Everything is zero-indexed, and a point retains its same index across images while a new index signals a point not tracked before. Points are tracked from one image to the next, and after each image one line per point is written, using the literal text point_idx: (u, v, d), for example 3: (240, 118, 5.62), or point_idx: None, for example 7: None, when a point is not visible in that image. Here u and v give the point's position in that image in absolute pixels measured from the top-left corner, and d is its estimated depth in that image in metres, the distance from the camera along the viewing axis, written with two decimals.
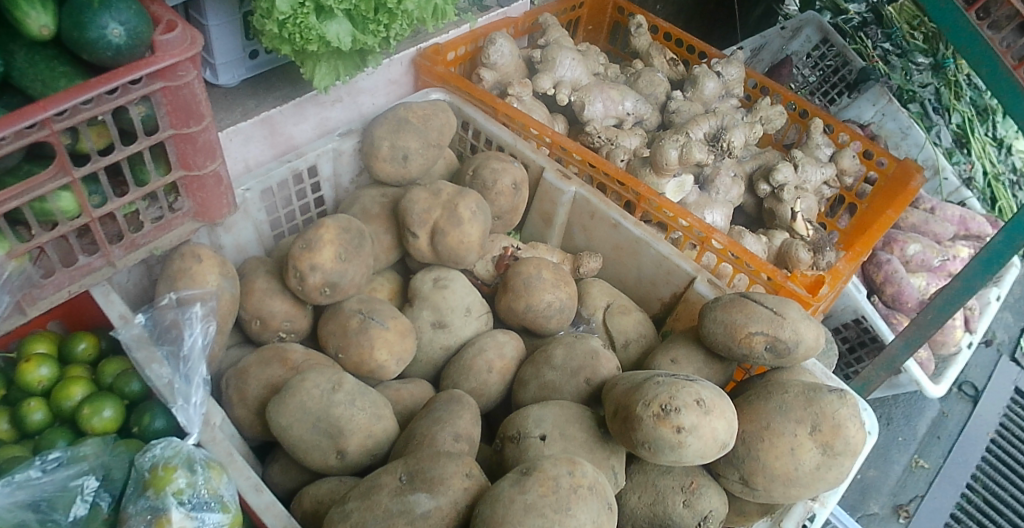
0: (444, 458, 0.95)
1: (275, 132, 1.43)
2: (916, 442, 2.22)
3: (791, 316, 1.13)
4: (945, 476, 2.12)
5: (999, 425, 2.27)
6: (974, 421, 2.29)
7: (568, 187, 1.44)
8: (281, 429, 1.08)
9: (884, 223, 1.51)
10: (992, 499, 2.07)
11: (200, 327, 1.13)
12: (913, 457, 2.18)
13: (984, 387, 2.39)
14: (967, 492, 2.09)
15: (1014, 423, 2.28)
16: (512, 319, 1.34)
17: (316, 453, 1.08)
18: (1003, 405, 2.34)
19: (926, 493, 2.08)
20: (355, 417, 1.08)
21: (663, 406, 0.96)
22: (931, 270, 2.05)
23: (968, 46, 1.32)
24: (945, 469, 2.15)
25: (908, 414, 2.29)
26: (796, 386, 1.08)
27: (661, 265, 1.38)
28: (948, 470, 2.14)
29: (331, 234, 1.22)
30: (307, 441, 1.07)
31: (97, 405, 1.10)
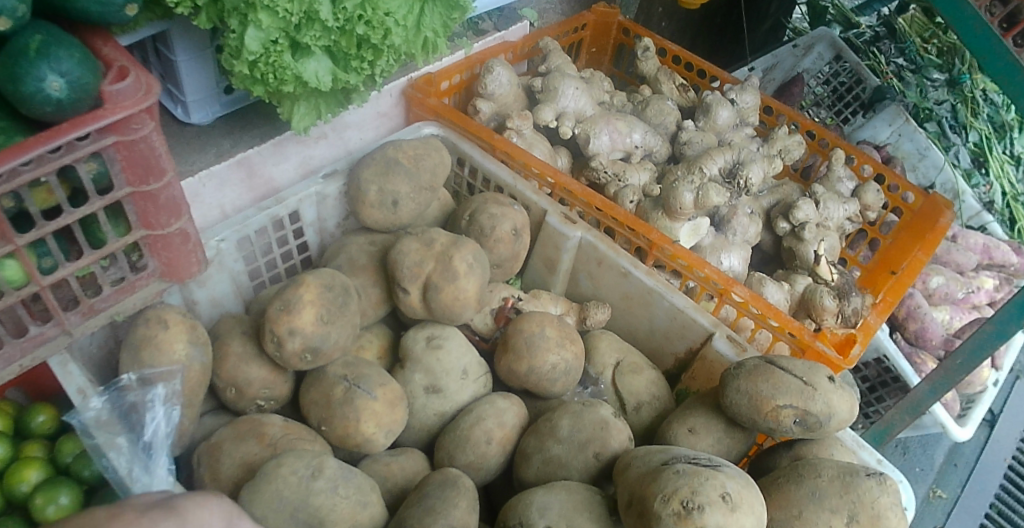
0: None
1: (253, 174, 1.32)
2: (934, 472, 2.09)
3: (822, 386, 1.01)
4: (963, 506, 2.00)
5: (1016, 450, 2.16)
6: (992, 446, 2.16)
7: (573, 231, 1.33)
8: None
9: (916, 268, 1.38)
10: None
11: (163, 410, 1.01)
12: (930, 487, 2.05)
13: (999, 412, 2.25)
14: (985, 522, 1.97)
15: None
16: (512, 380, 1.23)
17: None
18: (1020, 432, 2.21)
19: (944, 524, 1.96)
20: (336, 506, 0.96)
21: (684, 502, 0.84)
22: (955, 302, 1.92)
23: (1007, 77, 1.18)
24: (964, 499, 2.02)
25: (924, 443, 2.16)
26: (830, 468, 0.95)
27: (675, 318, 1.27)
28: (967, 500, 2.02)
29: (312, 294, 1.11)
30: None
31: (49, 494, 0.98)
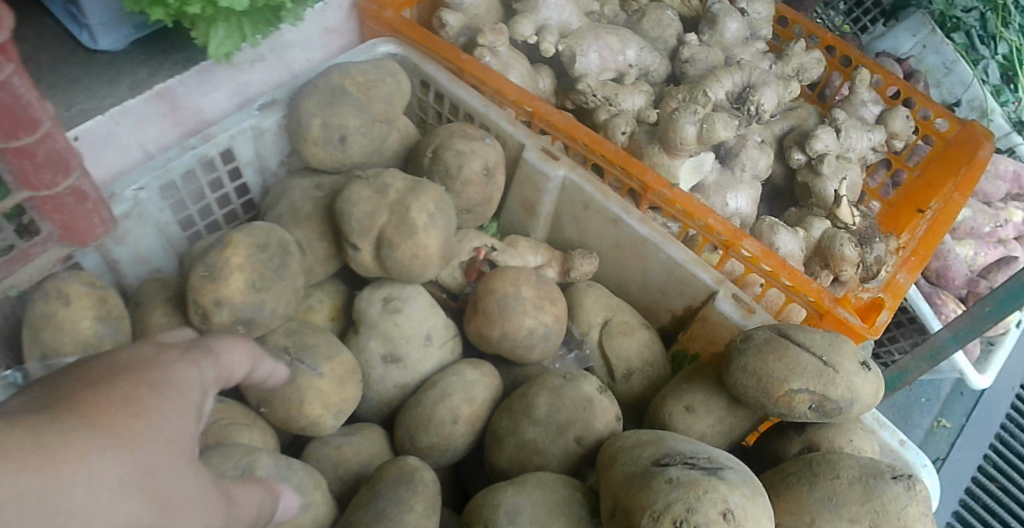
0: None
1: (177, 108, 1.12)
2: (939, 401, 1.75)
3: (845, 368, 0.86)
4: (968, 437, 1.67)
5: None
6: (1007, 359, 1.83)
7: (556, 169, 1.15)
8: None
9: (952, 211, 1.24)
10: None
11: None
12: (935, 416, 1.73)
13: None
14: (990, 452, 1.65)
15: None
16: (483, 345, 1.06)
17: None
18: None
19: (947, 455, 1.65)
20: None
21: (676, 524, 0.70)
22: (980, 237, 1.76)
23: None
24: (969, 430, 1.69)
25: None
26: (850, 468, 0.80)
27: (672, 273, 1.10)
28: (972, 431, 1.69)
29: (240, 257, 0.93)
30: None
31: None
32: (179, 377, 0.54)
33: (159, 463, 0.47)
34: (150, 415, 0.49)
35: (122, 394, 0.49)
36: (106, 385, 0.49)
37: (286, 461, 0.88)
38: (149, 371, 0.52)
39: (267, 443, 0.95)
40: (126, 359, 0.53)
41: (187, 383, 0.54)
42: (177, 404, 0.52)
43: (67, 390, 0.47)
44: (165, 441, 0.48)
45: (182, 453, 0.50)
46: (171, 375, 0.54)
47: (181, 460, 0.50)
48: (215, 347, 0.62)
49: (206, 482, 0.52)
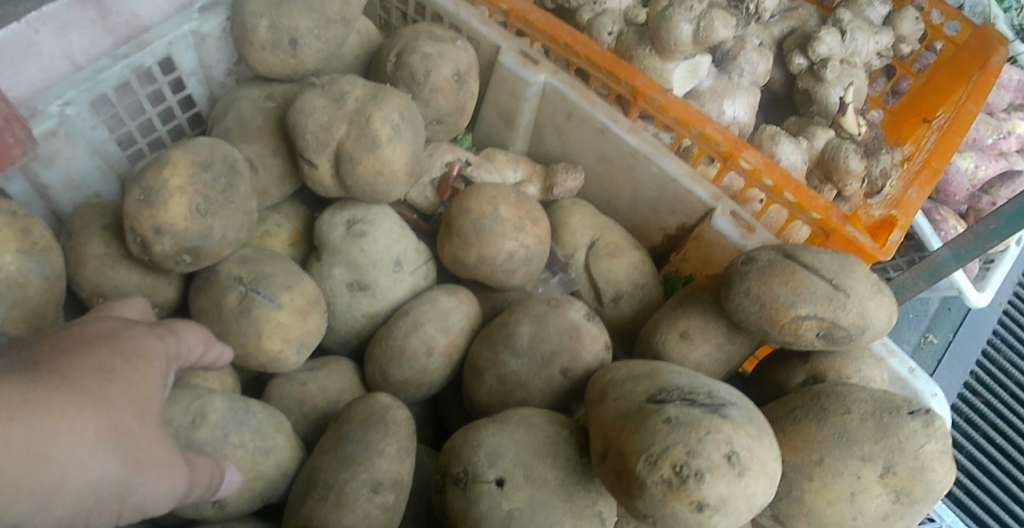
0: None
1: (107, 11, 0.96)
2: (927, 316, 1.67)
3: (856, 292, 0.79)
4: (955, 353, 1.61)
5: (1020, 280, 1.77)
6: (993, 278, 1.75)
7: (535, 75, 1.03)
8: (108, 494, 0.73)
9: (965, 121, 1.15)
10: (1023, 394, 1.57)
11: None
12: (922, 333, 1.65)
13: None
14: (976, 369, 1.60)
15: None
16: (460, 270, 0.97)
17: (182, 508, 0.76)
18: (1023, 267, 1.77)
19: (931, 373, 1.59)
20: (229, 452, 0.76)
21: (676, 468, 0.63)
22: (980, 149, 1.68)
23: None
24: (957, 346, 1.63)
25: None
26: (863, 402, 0.75)
27: (665, 189, 1.01)
28: (959, 346, 1.63)
29: (179, 178, 0.82)
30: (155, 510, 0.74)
31: None
32: (144, 351, 0.58)
33: (124, 425, 0.52)
34: (119, 383, 0.53)
35: (94, 363, 0.53)
36: (77, 353, 0.53)
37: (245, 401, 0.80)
38: (119, 342, 0.56)
39: (225, 383, 0.87)
40: (95, 329, 0.57)
41: (155, 355, 0.59)
42: (143, 373, 0.56)
43: (44, 354, 0.52)
44: (134, 405, 0.53)
45: (146, 418, 0.54)
46: (140, 348, 0.58)
47: (152, 424, 0.54)
48: (177, 325, 0.66)
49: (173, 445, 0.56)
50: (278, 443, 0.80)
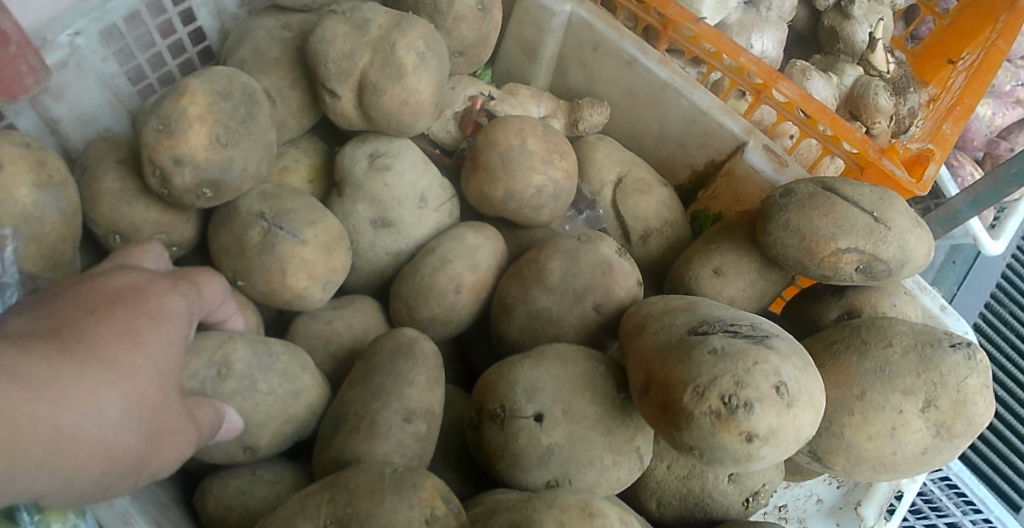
0: (388, 491, 0.60)
1: None
2: (931, 270, 1.65)
3: (898, 224, 0.77)
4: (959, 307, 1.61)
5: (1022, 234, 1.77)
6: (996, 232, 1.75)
7: (561, 4, 1.01)
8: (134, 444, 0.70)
9: (995, 59, 1.11)
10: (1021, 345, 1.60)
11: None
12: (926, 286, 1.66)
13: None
14: (978, 322, 1.62)
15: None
16: (485, 206, 0.94)
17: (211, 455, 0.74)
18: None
19: None
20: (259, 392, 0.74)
21: (724, 399, 0.62)
22: (998, 96, 1.65)
23: None
24: (960, 300, 1.62)
25: None
26: (904, 335, 0.73)
27: (694, 123, 0.99)
28: (964, 300, 1.62)
29: (199, 107, 0.79)
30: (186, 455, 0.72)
31: None
32: (169, 310, 0.56)
33: (144, 398, 0.50)
34: (142, 356, 0.51)
35: (116, 327, 0.51)
36: (99, 317, 0.50)
37: (269, 341, 0.78)
38: (144, 301, 0.54)
39: (249, 321, 0.85)
40: (119, 285, 0.54)
41: (179, 313, 0.57)
42: (170, 338, 0.54)
43: (62, 316, 0.49)
44: (156, 375, 0.51)
45: (167, 388, 0.52)
46: (165, 307, 0.55)
47: (171, 393, 0.53)
48: (194, 278, 0.63)
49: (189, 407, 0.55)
50: (307, 384, 0.79)
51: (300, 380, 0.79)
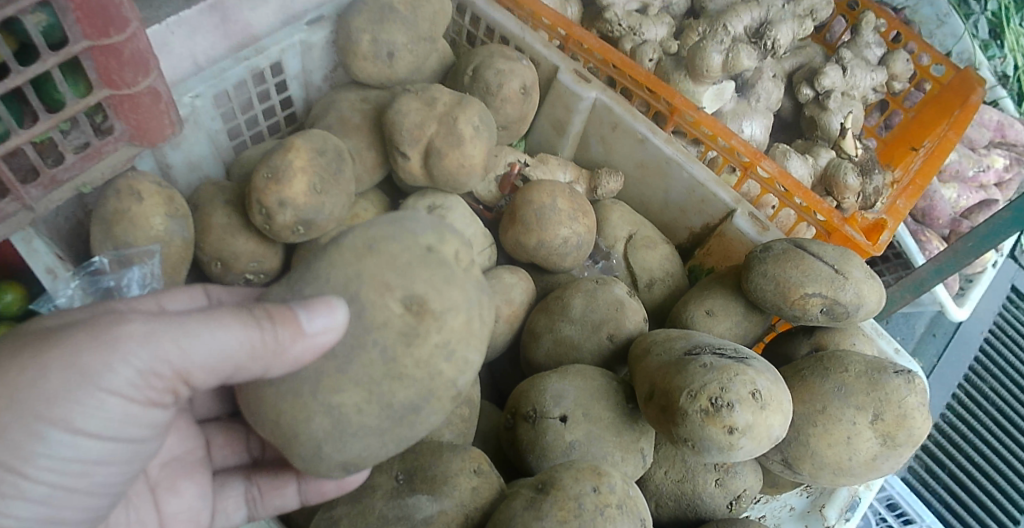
0: (446, 449, 0.81)
1: (228, 19, 1.15)
2: (913, 340, 1.91)
3: (854, 276, 0.96)
4: (938, 377, 1.83)
5: (999, 317, 1.96)
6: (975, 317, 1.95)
7: (587, 91, 1.22)
8: (354, 460, 0.70)
9: (946, 147, 1.34)
10: (1000, 419, 1.77)
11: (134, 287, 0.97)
12: None
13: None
14: (957, 392, 1.81)
15: (1009, 324, 1.95)
16: (519, 252, 1.14)
17: (420, 378, 0.67)
18: (996, 304, 1.98)
19: None
20: (334, 264, 0.67)
21: (712, 400, 0.80)
22: (963, 182, 1.85)
23: None
24: (940, 370, 1.85)
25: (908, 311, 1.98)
26: (857, 363, 0.92)
27: (693, 192, 1.19)
28: (942, 371, 1.85)
29: (302, 159, 1.00)
30: (393, 417, 0.68)
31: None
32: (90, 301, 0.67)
33: (87, 360, 0.59)
34: (66, 329, 0.59)
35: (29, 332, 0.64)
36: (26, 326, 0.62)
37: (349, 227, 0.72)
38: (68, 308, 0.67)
39: None
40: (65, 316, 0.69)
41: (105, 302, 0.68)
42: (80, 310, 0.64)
43: None
44: (49, 324, 0.61)
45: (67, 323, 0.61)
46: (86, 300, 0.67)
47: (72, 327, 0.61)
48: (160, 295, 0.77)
49: (189, 324, 0.61)
50: (406, 229, 0.70)
51: (386, 232, 0.70)
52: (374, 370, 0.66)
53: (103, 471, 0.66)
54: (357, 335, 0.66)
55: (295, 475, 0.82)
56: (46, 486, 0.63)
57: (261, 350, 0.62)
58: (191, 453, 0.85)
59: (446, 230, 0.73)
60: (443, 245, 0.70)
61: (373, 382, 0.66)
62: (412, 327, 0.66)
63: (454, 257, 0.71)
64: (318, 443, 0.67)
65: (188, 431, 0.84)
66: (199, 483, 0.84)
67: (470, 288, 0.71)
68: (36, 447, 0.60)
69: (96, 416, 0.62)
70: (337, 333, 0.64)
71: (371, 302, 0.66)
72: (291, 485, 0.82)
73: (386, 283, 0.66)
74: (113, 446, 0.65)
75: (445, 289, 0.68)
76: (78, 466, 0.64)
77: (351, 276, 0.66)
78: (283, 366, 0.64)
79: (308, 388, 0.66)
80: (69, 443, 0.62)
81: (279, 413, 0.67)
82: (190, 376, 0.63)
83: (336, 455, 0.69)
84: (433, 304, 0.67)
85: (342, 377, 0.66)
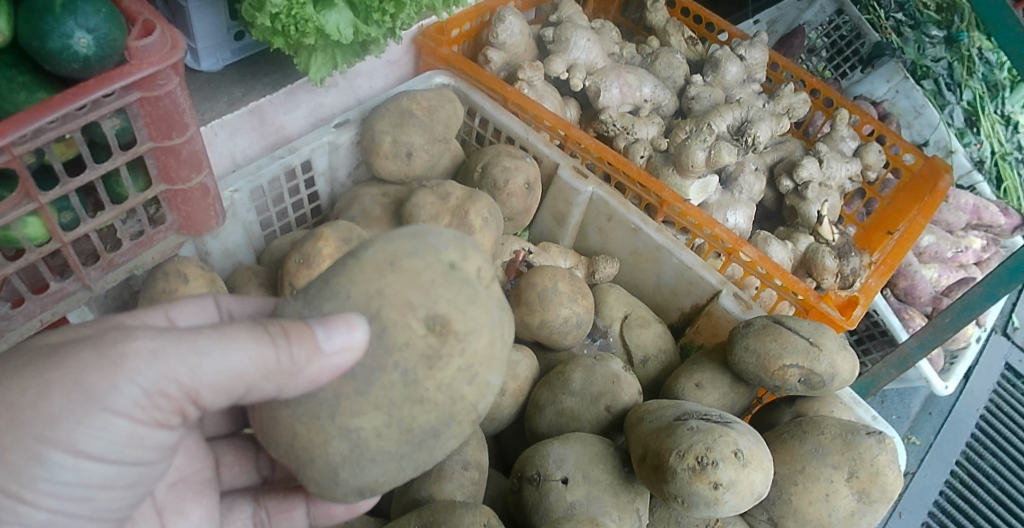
0: (459, 506, 0.89)
1: (265, 122, 1.35)
2: (910, 419, 1.95)
3: (828, 347, 1.06)
4: (936, 453, 1.87)
5: (993, 392, 2.02)
6: (969, 394, 2.00)
7: (585, 186, 1.35)
8: (370, 484, 0.77)
9: (916, 231, 1.46)
10: (1002, 497, 1.81)
11: None
12: (904, 433, 1.92)
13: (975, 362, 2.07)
14: (956, 469, 1.85)
15: (1005, 401, 2.00)
16: (523, 331, 1.24)
17: (442, 401, 0.74)
18: (992, 383, 2.04)
19: (917, 469, 1.84)
20: (354, 280, 0.72)
21: (699, 458, 0.88)
22: (943, 261, 1.97)
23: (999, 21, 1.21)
24: (939, 446, 1.89)
25: (902, 390, 2.02)
26: (832, 426, 1.00)
27: (682, 275, 1.31)
28: (941, 447, 1.89)
29: (331, 247, 1.11)
30: (411, 443, 0.75)
31: None
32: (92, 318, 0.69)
33: (91, 381, 0.61)
34: (72, 349, 0.62)
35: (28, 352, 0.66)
36: (30, 346, 0.64)
37: (368, 240, 0.76)
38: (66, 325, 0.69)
39: None
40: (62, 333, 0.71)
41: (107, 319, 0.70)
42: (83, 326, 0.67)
43: None
44: (53, 345, 0.63)
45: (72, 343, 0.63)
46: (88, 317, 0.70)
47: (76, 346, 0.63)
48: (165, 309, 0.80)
49: (200, 342, 0.64)
50: (428, 244, 0.75)
51: (408, 245, 0.74)
52: (395, 393, 0.73)
53: (106, 496, 0.70)
54: (379, 358, 0.72)
55: (303, 498, 0.91)
56: (46, 512, 0.66)
57: (274, 366, 0.66)
58: (198, 474, 0.90)
59: (468, 246, 0.78)
60: (465, 262, 0.76)
61: (392, 406, 0.73)
62: (435, 348, 0.72)
63: (476, 274, 0.77)
64: (335, 468, 0.74)
65: (197, 451, 0.90)
66: (205, 504, 0.89)
67: (493, 306, 0.77)
68: (36, 470, 0.63)
69: (100, 438, 0.65)
70: (354, 352, 0.69)
71: (393, 322, 0.71)
72: (298, 508, 0.91)
73: (408, 302, 0.71)
74: (115, 469, 0.69)
75: (469, 309, 0.74)
76: (81, 490, 0.67)
77: (372, 293, 0.71)
78: (297, 384, 0.69)
79: (324, 412, 0.73)
80: (70, 466, 0.65)
81: (295, 434, 0.74)
82: (199, 395, 0.66)
83: (352, 479, 0.76)
84: (455, 324, 0.73)
85: (361, 400, 0.72)
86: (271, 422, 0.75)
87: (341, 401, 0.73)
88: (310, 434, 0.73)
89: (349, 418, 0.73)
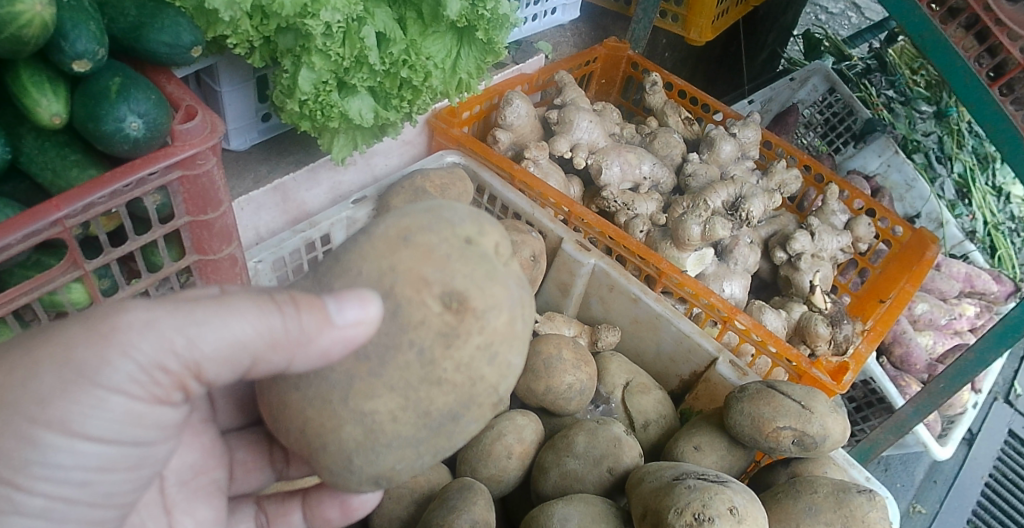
0: None
1: (287, 199, 1.45)
2: (913, 488, 1.95)
3: (819, 410, 1.12)
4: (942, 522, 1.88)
5: (997, 459, 2.03)
6: (973, 461, 2.02)
7: (588, 258, 1.44)
8: (386, 472, 0.79)
9: (904, 299, 1.52)
10: None
11: None
12: (910, 503, 1.92)
13: (978, 429, 2.10)
14: None
15: (1010, 468, 2.01)
16: (529, 397, 1.30)
17: (461, 383, 0.74)
18: (996, 449, 2.06)
19: None
20: (365, 256, 0.73)
21: (695, 515, 0.93)
22: (938, 328, 2.03)
23: (970, 98, 1.30)
24: (942, 515, 1.90)
25: (905, 458, 2.01)
26: (825, 485, 1.04)
27: (681, 343, 1.37)
28: (945, 516, 1.90)
29: None
30: (428, 427, 0.76)
31: None
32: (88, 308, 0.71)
33: (82, 356, 0.62)
34: (62, 327, 0.63)
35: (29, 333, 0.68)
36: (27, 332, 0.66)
37: (381, 216, 0.78)
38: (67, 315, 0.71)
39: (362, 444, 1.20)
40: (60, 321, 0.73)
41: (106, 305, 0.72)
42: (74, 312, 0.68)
43: None
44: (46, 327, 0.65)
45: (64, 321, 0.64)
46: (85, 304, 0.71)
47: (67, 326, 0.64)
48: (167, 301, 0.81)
49: (198, 312, 0.64)
50: (445, 219, 0.76)
51: (423, 221, 0.76)
52: (411, 374, 0.73)
53: (106, 480, 0.72)
54: (394, 336, 0.73)
55: (301, 502, 1.01)
56: (42, 497, 0.68)
57: (281, 335, 0.66)
58: (208, 474, 0.93)
59: (484, 222, 0.79)
60: (482, 237, 0.77)
61: (409, 387, 0.74)
62: (452, 326, 0.72)
63: (493, 249, 0.78)
64: (348, 454, 0.76)
65: (212, 450, 0.94)
66: (215, 506, 0.93)
67: (512, 285, 0.78)
68: (30, 452, 0.65)
69: (96, 417, 0.66)
70: (369, 327, 0.69)
71: (407, 298, 0.72)
72: (296, 512, 1.01)
73: (424, 278, 0.72)
74: (113, 450, 0.70)
75: (487, 285, 0.74)
76: (79, 475, 0.68)
77: (385, 269, 0.72)
78: (307, 355, 0.69)
79: (337, 396, 0.74)
80: (67, 448, 0.66)
81: (307, 420, 0.76)
82: (200, 368, 0.67)
83: (368, 466, 0.77)
84: (474, 302, 0.73)
85: (376, 382, 0.73)
86: (282, 407, 0.77)
87: (355, 382, 0.74)
88: (323, 418, 0.75)
89: (363, 401, 0.74)
